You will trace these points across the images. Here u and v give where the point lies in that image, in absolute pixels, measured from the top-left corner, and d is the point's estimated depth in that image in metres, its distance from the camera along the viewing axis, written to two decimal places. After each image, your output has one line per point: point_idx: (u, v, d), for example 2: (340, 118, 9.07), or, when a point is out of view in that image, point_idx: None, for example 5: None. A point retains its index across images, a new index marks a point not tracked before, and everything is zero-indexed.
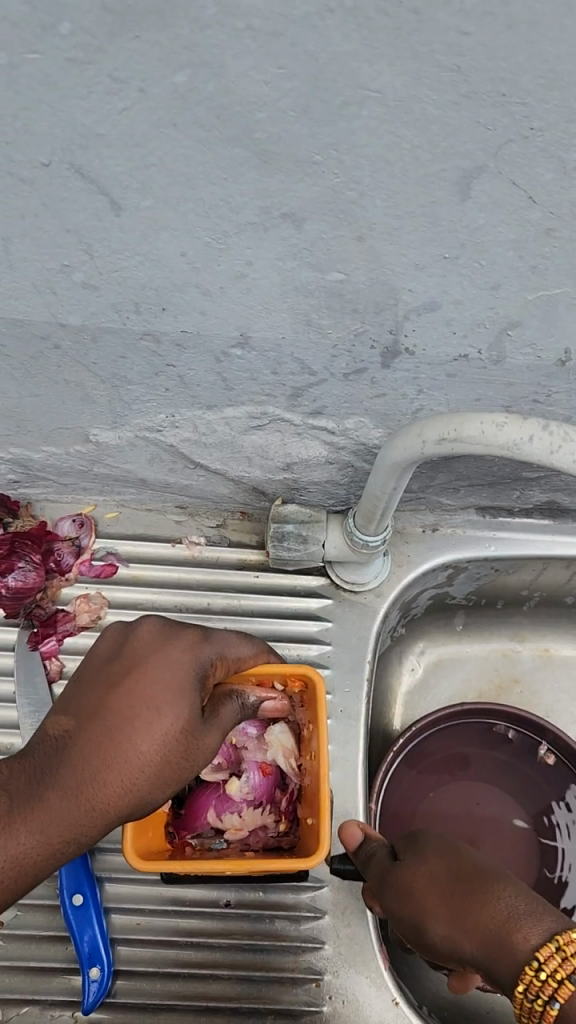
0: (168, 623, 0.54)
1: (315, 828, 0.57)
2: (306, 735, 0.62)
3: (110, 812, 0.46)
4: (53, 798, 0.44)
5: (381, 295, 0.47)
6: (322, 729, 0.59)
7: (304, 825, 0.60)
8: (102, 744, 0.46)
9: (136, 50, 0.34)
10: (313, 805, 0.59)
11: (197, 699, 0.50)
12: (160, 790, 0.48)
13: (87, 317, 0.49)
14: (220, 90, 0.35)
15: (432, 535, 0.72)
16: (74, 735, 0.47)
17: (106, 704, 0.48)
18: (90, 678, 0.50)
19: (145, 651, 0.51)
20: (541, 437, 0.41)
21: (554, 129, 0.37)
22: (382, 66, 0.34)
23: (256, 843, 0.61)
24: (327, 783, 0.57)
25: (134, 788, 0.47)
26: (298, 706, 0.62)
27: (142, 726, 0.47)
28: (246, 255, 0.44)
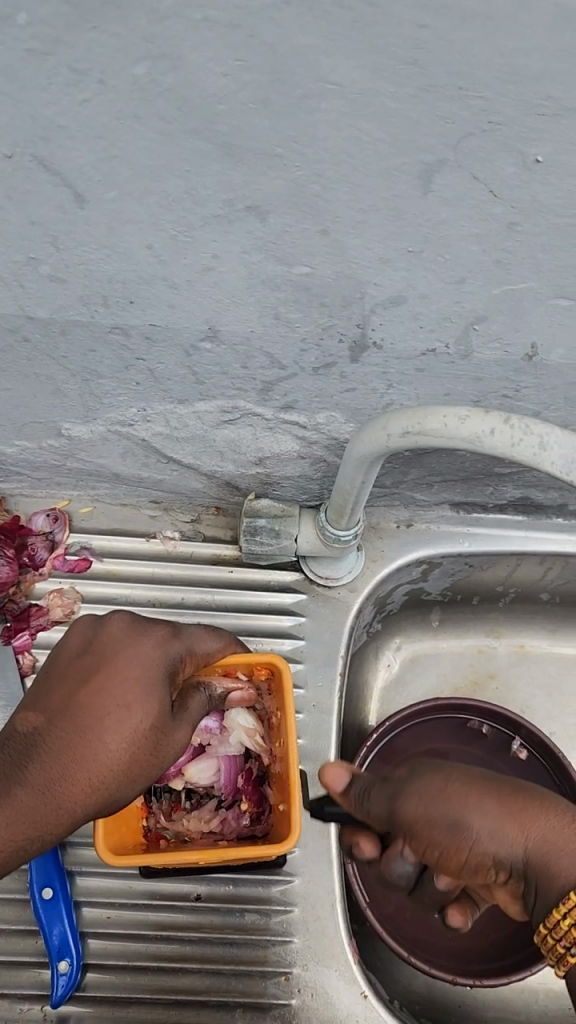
0: (138, 617, 0.53)
1: (286, 815, 0.57)
2: (274, 723, 0.62)
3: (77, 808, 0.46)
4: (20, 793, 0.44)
5: (347, 289, 0.47)
6: (290, 715, 0.59)
7: (276, 814, 0.60)
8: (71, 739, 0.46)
9: (94, 40, 0.34)
10: (284, 793, 0.59)
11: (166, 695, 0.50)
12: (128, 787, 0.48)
13: (55, 311, 0.49)
14: (180, 82, 0.36)
15: (407, 530, 0.73)
16: (43, 732, 0.47)
17: (75, 700, 0.48)
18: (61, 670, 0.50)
19: (114, 646, 0.50)
20: (503, 430, 0.42)
21: (513, 123, 0.37)
22: (339, 59, 0.35)
23: (230, 833, 0.61)
24: (296, 769, 0.57)
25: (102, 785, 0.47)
26: (267, 696, 0.62)
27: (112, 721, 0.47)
28: (211, 248, 0.45)
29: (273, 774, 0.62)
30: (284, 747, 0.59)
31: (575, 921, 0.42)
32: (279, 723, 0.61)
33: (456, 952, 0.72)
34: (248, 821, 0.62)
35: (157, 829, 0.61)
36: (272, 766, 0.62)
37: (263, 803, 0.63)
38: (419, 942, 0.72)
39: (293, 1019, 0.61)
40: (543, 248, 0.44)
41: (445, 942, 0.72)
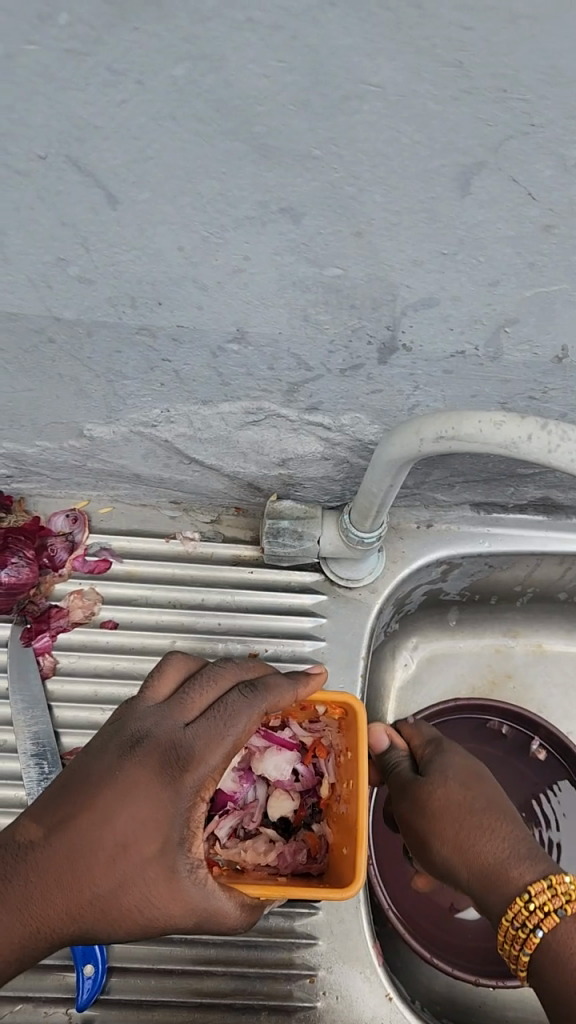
0: (134, 748, 0.49)
1: (349, 859, 0.55)
2: (342, 762, 0.61)
3: (113, 902, 0.45)
4: (47, 837, 0.46)
5: (379, 290, 0.47)
6: (360, 758, 0.57)
7: (336, 854, 0.58)
8: (82, 844, 0.45)
9: (134, 41, 0.33)
10: (347, 832, 0.57)
11: (185, 746, 0.48)
12: (139, 893, 0.45)
13: (83, 312, 0.48)
14: (220, 82, 0.35)
15: (427, 531, 0.72)
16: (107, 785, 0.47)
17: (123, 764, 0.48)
18: (80, 765, 0.49)
19: (112, 778, 0.47)
20: (540, 436, 0.41)
21: (556, 126, 0.37)
22: (382, 61, 0.34)
23: (285, 868, 0.59)
24: (364, 812, 0.55)
25: (139, 873, 0.45)
26: (339, 733, 0.61)
27: (133, 807, 0.46)
28: (243, 250, 0.44)
29: (334, 813, 0.61)
30: (354, 787, 0.57)
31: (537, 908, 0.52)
32: (346, 761, 0.60)
33: (477, 953, 0.73)
34: (304, 856, 0.60)
35: (212, 853, 0.58)
36: (334, 803, 0.61)
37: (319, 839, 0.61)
38: (439, 942, 0.73)
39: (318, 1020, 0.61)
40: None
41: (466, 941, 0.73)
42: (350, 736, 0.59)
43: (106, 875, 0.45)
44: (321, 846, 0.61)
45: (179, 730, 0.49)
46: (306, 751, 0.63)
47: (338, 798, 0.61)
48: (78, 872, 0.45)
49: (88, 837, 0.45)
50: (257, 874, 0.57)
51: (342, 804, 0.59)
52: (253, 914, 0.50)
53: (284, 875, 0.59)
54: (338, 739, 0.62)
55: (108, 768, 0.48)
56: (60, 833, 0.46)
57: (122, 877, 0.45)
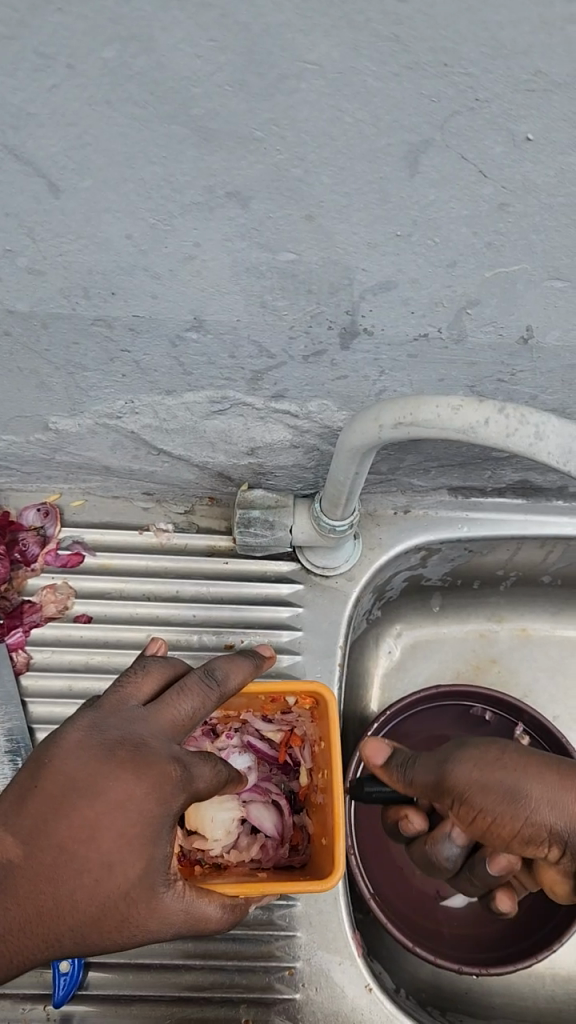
0: (117, 750, 0.44)
1: (328, 853, 0.53)
2: (316, 752, 0.59)
3: (93, 927, 0.43)
4: (26, 855, 0.42)
5: (335, 274, 0.45)
6: (334, 747, 0.55)
7: (315, 844, 0.57)
8: (65, 868, 0.42)
9: (59, 23, 0.32)
10: (324, 823, 0.56)
11: (180, 761, 0.46)
12: (119, 914, 0.43)
13: (36, 303, 0.47)
14: (151, 64, 0.34)
15: (404, 517, 0.71)
16: (90, 802, 0.43)
17: (103, 776, 0.43)
18: (58, 763, 0.44)
19: (95, 796, 0.43)
20: (497, 419, 0.40)
21: (501, 100, 0.35)
22: (318, 38, 0.33)
23: (268, 862, 0.59)
24: (340, 802, 0.54)
25: (122, 895, 0.43)
26: (313, 724, 0.60)
27: (122, 827, 0.43)
28: (193, 237, 0.43)
29: (312, 802, 0.60)
30: (329, 778, 0.56)
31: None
32: (321, 749, 0.58)
33: (460, 939, 0.73)
34: (286, 851, 0.60)
35: (191, 854, 0.58)
36: (312, 791, 0.60)
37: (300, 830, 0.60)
38: (423, 928, 0.73)
39: (297, 1011, 0.61)
40: (536, 229, 0.42)
41: (451, 929, 0.73)
42: (322, 724, 0.57)
43: (87, 902, 0.42)
44: (303, 838, 0.60)
45: (172, 746, 0.47)
46: (281, 743, 0.63)
47: (315, 788, 0.59)
48: (57, 896, 0.42)
49: (68, 867, 0.42)
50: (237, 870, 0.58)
51: (319, 794, 0.58)
52: (239, 914, 0.50)
53: (267, 867, 0.59)
54: (311, 726, 0.60)
55: (88, 778, 0.43)
56: (40, 851, 0.42)
57: (104, 901, 0.42)
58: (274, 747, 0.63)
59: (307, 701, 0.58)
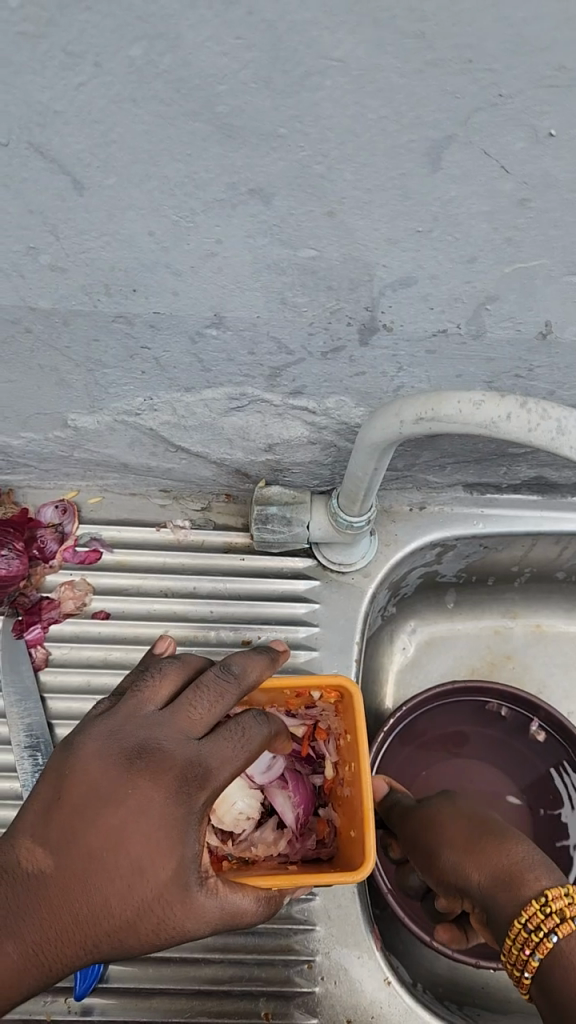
0: (135, 758, 0.45)
1: (358, 844, 0.54)
2: (343, 746, 0.59)
3: (128, 931, 0.43)
4: (56, 862, 0.43)
5: (355, 270, 0.46)
6: (360, 740, 0.56)
7: (344, 838, 0.57)
8: (96, 874, 0.42)
9: (88, 22, 0.33)
10: (353, 817, 0.56)
11: (198, 762, 0.46)
12: (154, 916, 0.43)
13: (58, 300, 0.48)
14: (178, 62, 0.34)
15: (419, 513, 0.72)
16: (113, 811, 0.43)
17: (125, 784, 0.44)
18: (78, 773, 0.45)
19: (119, 804, 0.43)
20: (519, 414, 0.41)
21: (524, 95, 0.36)
22: (343, 35, 0.33)
23: (295, 855, 0.59)
24: (368, 793, 0.54)
25: (156, 896, 0.43)
26: (337, 716, 0.60)
27: (147, 832, 0.43)
28: (215, 233, 0.43)
29: (338, 796, 0.60)
30: (356, 771, 0.56)
31: (533, 929, 0.49)
32: (347, 743, 0.59)
33: None
34: (312, 843, 0.60)
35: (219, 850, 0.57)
36: (338, 785, 0.60)
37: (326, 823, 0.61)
38: None
39: (316, 1005, 0.62)
40: (556, 225, 0.42)
41: None
42: (349, 718, 0.57)
43: (120, 907, 0.42)
44: (330, 831, 0.60)
45: (190, 745, 0.46)
46: (304, 737, 0.62)
47: (342, 783, 0.59)
48: (89, 902, 0.42)
49: (99, 874, 0.42)
50: (268, 865, 0.58)
51: (346, 787, 0.58)
52: (272, 907, 0.50)
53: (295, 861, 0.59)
54: (336, 720, 0.60)
55: (109, 787, 0.44)
56: (70, 859, 0.43)
57: (138, 904, 0.43)
58: (296, 740, 0.62)
59: (333, 695, 0.58)
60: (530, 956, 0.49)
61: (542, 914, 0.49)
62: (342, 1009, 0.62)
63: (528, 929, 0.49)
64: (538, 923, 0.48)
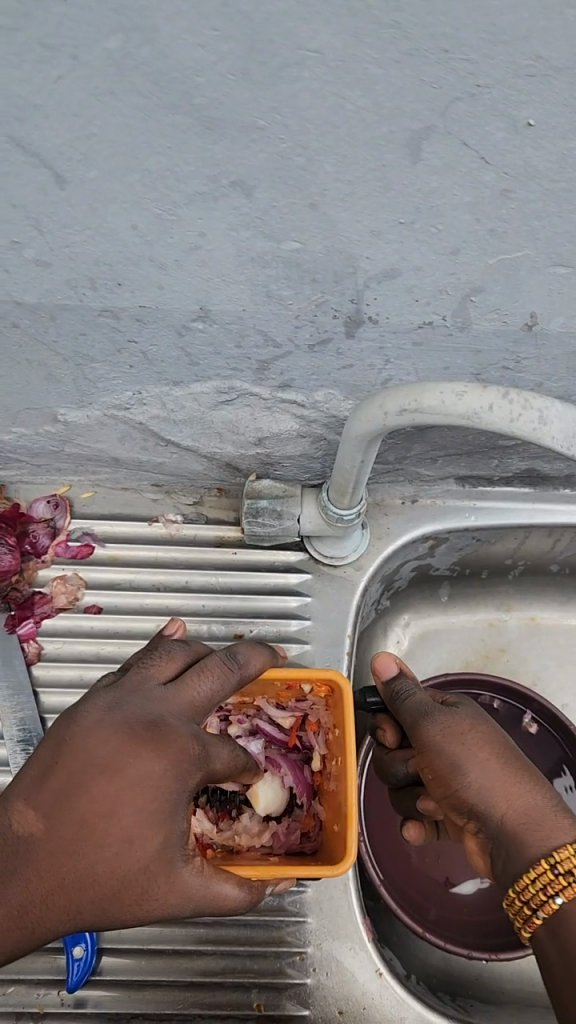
0: (138, 726, 0.45)
1: (341, 837, 0.54)
2: (331, 740, 0.59)
3: (112, 900, 0.43)
4: (47, 826, 0.42)
5: (339, 263, 0.46)
6: (349, 735, 0.55)
7: (327, 832, 0.57)
8: (86, 841, 0.42)
9: (63, 14, 0.33)
10: (337, 812, 0.56)
11: (199, 741, 0.46)
12: (138, 887, 0.43)
13: (43, 295, 0.48)
14: (155, 54, 0.34)
15: (412, 506, 0.72)
16: (113, 777, 0.43)
17: (124, 753, 0.44)
18: (76, 741, 0.44)
19: (118, 771, 0.43)
20: (501, 404, 0.41)
21: (502, 85, 0.36)
22: (319, 26, 0.33)
23: (279, 848, 0.59)
24: (354, 790, 0.54)
25: (142, 867, 0.43)
26: (327, 711, 0.60)
27: (142, 802, 0.43)
28: (198, 227, 0.43)
29: (325, 790, 0.60)
30: (343, 766, 0.56)
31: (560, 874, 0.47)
32: (335, 738, 0.59)
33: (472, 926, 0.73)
34: (297, 836, 0.60)
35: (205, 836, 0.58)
36: (325, 780, 0.60)
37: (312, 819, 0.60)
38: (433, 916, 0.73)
39: (308, 997, 0.62)
40: (539, 215, 0.42)
41: (462, 916, 0.74)
42: (337, 713, 0.57)
43: (108, 875, 0.42)
44: (315, 825, 0.60)
45: (192, 724, 0.47)
46: (292, 729, 0.62)
47: (329, 777, 0.59)
48: (78, 870, 0.42)
49: (90, 840, 0.42)
50: (250, 856, 0.58)
51: (332, 782, 0.58)
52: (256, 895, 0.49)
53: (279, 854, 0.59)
54: (326, 715, 0.60)
55: (110, 755, 0.44)
56: (62, 824, 0.43)
57: (125, 875, 0.43)
58: (284, 733, 0.62)
59: (323, 689, 0.59)
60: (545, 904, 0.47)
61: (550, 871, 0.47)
62: (334, 1000, 0.62)
63: (535, 883, 0.48)
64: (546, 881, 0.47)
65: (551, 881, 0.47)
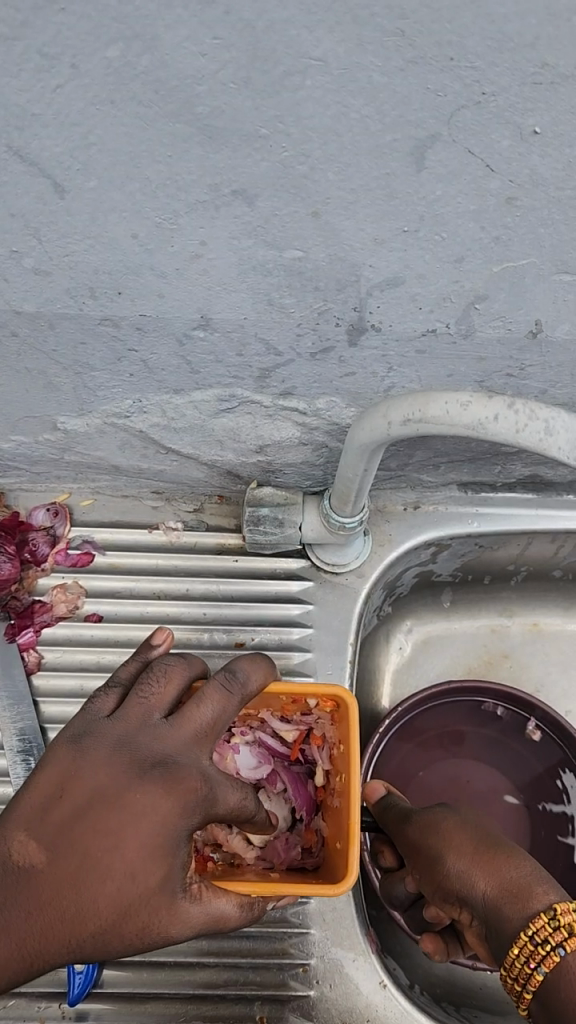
0: (143, 763, 0.45)
1: (343, 855, 0.53)
2: (336, 756, 0.58)
3: (113, 933, 0.43)
4: (49, 858, 0.42)
5: (342, 271, 0.45)
6: (355, 756, 0.54)
7: (330, 848, 0.57)
8: (88, 872, 0.42)
9: (62, 23, 0.32)
10: (340, 829, 0.55)
11: (206, 780, 0.46)
12: (141, 919, 0.43)
13: (43, 304, 0.47)
14: (156, 63, 0.34)
15: (414, 513, 0.71)
16: (117, 812, 0.43)
17: (127, 788, 0.44)
18: (83, 771, 0.45)
19: (122, 806, 0.43)
20: (507, 415, 0.40)
21: (508, 92, 0.35)
22: (322, 33, 0.33)
23: (280, 862, 0.58)
24: (357, 810, 0.53)
25: (144, 900, 0.43)
26: (333, 727, 0.58)
27: (144, 837, 0.43)
28: (199, 235, 0.43)
29: (329, 806, 0.59)
30: (347, 783, 0.55)
31: (540, 942, 0.49)
32: (340, 755, 0.58)
33: None
34: (299, 851, 0.59)
35: (205, 850, 0.58)
36: (329, 795, 0.59)
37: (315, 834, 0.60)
38: None
39: (312, 1008, 0.61)
40: (544, 222, 0.42)
41: None
42: (343, 730, 0.56)
43: (109, 909, 0.42)
44: (317, 839, 0.60)
45: (201, 762, 0.46)
46: (294, 743, 0.62)
47: (333, 794, 0.58)
48: (80, 901, 0.42)
49: (92, 873, 0.42)
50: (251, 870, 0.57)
51: (336, 798, 0.57)
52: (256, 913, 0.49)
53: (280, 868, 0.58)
54: (332, 731, 0.59)
55: (114, 792, 0.44)
56: (64, 855, 0.43)
57: (126, 906, 0.42)
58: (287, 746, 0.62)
59: (329, 705, 0.57)
60: (535, 970, 0.50)
61: (551, 929, 0.49)
62: (338, 1012, 0.61)
63: (535, 940, 0.50)
64: (546, 937, 0.49)
65: (555, 932, 0.49)
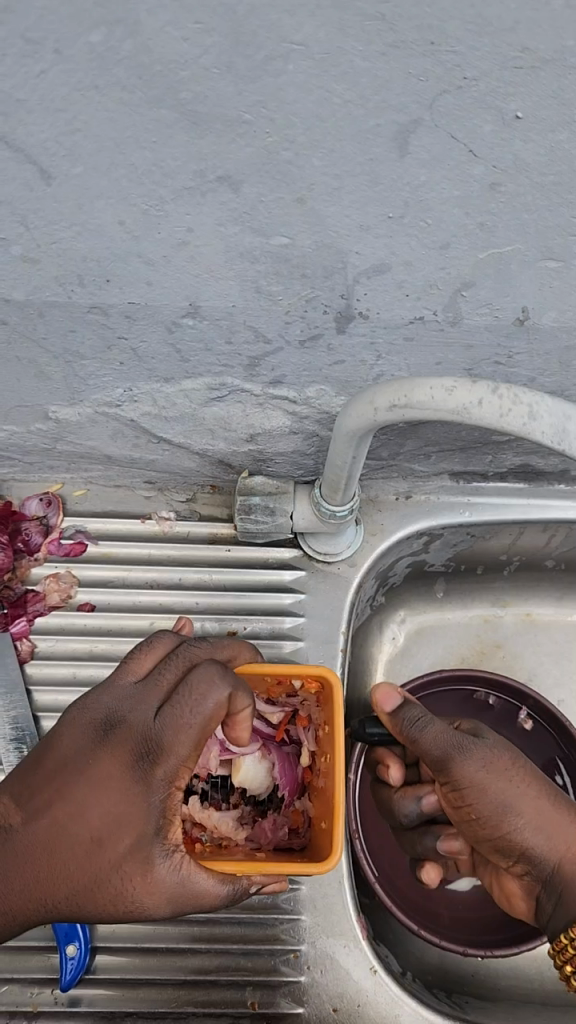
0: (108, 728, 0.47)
1: (327, 834, 0.53)
2: (321, 738, 0.58)
3: (87, 894, 0.44)
4: (33, 820, 0.45)
5: (328, 258, 0.45)
6: (339, 733, 0.55)
7: (315, 830, 0.56)
8: (64, 837, 0.44)
9: (45, 7, 0.32)
10: (325, 808, 0.55)
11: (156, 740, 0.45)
12: (112, 883, 0.44)
13: (31, 292, 0.48)
14: (139, 48, 0.34)
15: (406, 503, 0.71)
16: (82, 779, 0.45)
17: (95, 753, 0.46)
18: (59, 741, 0.47)
19: (86, 772, 0.45)
20: (491, 399, 0.40)
21: (489, 76, 0.35)
22: (303, 18, 0.33)
23: (266, 844, 0.57)
24: (340, 787, 0.53)
25: (114, 869, 0.44)
26: (318, 708, 0.59)
27: (107, 801, 0.44)
28: (186, 222, 0.43)
29: (315, 788, 0.59)
30: (330, 762, 0.55)
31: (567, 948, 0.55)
32: (325, 736, 0.58)
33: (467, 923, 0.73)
34: (286, 833, 0.58)
35: (193, 830, 0.57)
36: (314, 777, 0.59)
37: (301, 816, 0.59)
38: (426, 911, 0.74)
39: (302, 994, 0.62)
40: (528, 208, 0.42)
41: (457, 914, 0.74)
42: (328, 710, 0.57)
43: (77, 871, 0.44)
44: (303, 822, 0.59)
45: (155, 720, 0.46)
46: (280, 723, 0.61)
47: (318, 774, 0.58)
48: (50, 865, 0.44)
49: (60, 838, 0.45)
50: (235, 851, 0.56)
51: (321, 779, 0.57)
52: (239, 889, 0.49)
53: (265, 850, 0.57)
54: (317, 712, 0.59)
55: (82, 754, 0.46)
56: (36, 821, 0.45)
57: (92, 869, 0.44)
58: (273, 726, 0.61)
59: (314, 686, 0.58)
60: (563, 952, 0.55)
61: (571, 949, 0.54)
62: (329, 998, 0.62)
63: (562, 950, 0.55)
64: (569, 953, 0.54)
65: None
